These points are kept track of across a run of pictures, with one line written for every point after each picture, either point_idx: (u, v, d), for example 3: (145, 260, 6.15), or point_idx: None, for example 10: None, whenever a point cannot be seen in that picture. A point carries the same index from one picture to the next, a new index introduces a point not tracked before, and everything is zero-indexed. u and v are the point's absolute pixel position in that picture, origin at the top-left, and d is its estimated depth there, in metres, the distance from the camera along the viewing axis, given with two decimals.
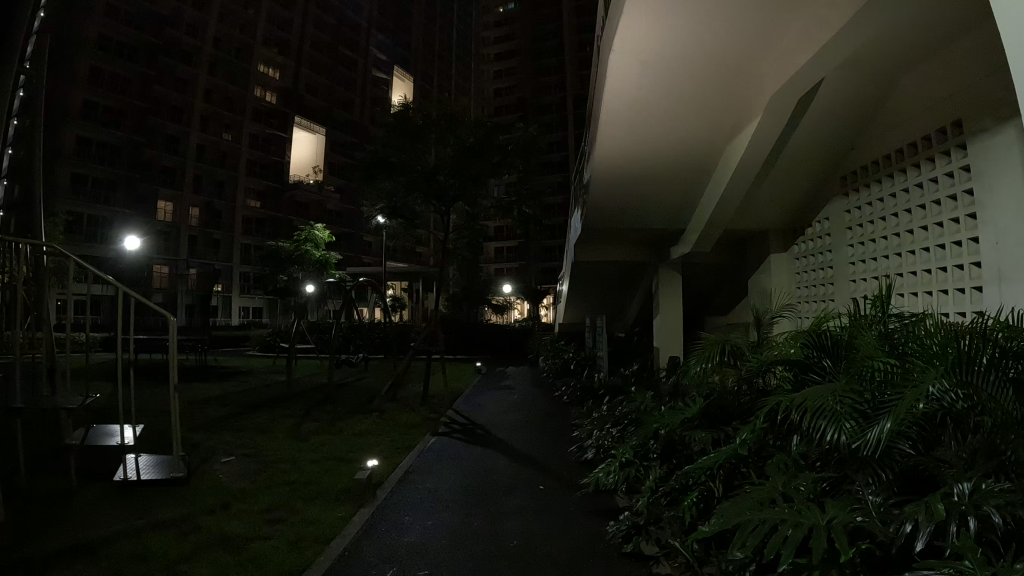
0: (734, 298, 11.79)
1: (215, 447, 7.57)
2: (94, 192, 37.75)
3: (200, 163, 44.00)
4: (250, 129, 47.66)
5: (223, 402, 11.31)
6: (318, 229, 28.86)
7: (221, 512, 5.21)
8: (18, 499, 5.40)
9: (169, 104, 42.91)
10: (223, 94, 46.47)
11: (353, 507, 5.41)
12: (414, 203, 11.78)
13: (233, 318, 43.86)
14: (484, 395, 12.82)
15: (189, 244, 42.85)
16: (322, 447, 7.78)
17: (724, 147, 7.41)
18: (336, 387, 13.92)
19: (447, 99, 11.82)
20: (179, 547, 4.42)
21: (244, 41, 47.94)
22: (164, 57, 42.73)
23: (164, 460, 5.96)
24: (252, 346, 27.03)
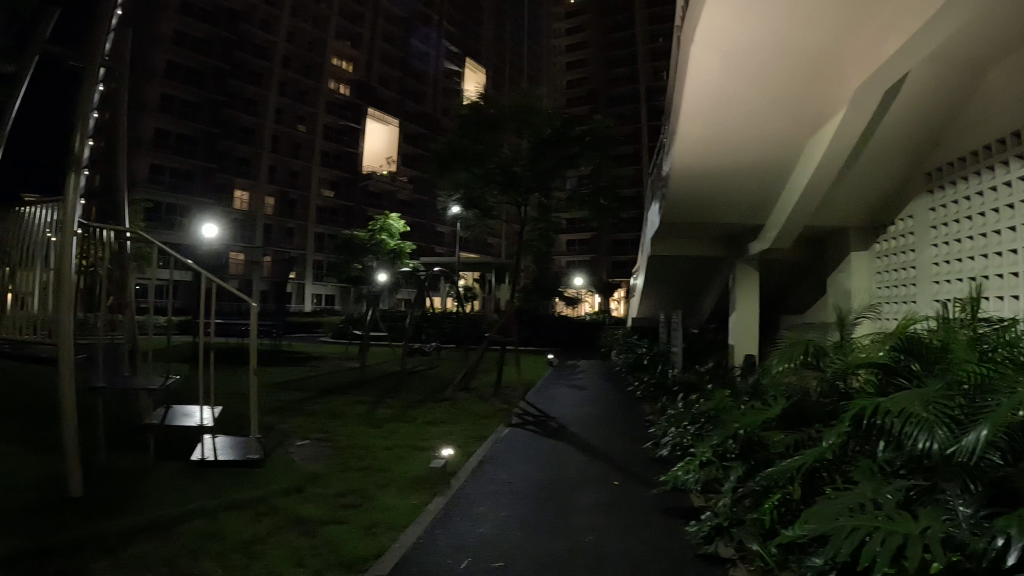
0: (812, 296, 11.41)
1: (288, 431, 7.69)
2: (172, 182, 39.22)
3: (274, 155, 45.12)
4: (324, 120, 48.55)
5: (298, 386, 11.62)
6: (394, 219, 29.17)
7: (297, 495, 5.31)
8: (101, 474, 5.63)
9: (243, 97, 44.22)
10: (297, 87, 47.58)
11: (428, 494, 5.47)
12: (489, 195, 11.89)
13: (306, 306, 44.82)
14: (554, 388, 12.81)
15: (264, 233, 43.99)
16: (394, 434, 7.83)
17: (804, 145, 7.22)
18: (408, 374, 14.13)
19: (522, 89, 11.86)
20: (253, 528, 4.53)
21: (316, 35, 48.99)
22: (239, 51, 44.06)
23: (240, 442, 6.12)
24: (324, 332, 27.69)
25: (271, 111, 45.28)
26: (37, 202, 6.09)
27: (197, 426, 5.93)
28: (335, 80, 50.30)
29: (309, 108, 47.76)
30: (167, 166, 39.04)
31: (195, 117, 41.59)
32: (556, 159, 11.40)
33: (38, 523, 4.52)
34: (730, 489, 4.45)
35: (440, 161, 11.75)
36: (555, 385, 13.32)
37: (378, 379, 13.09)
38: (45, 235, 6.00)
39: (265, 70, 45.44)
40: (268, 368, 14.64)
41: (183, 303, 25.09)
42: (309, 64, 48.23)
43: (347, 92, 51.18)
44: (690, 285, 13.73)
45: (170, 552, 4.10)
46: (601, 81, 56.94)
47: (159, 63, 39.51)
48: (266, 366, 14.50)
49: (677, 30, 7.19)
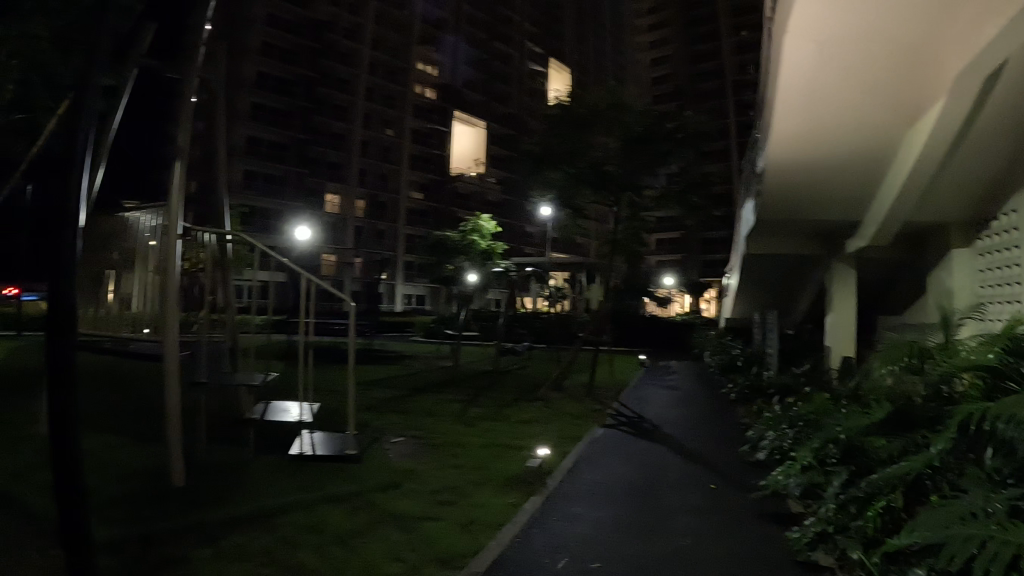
0: (911, 294, 11.00)
1: (381, 428, 8.22)
2: (264, 187, 41.06)
3: (364, 158, 46.25)
4: (413, 124, 49.21)
5: (393, 385, 12.13)
6: (484, 218, 26.38)
7: (395, 491, 5.68)
8: (204, 465, 6.07)
9: (331, 103, 45.75)
10: (383, 92, 48.81)
11: (522, 495, 5.78)
12: (581, 194, 12.08)
13: (396, 305, 45.79)
14: (646, 389, 12.82)
15: (357, 235, 44.70)
16: (487, 434, 8.30)
17: (903, 142, 6.98)
18: (501, 375, 14.48)
19: (611, 90, 12.00)
20: (351, 521, 4.89)
21: (400, 41, 50.14)
22: (325, 59, 45.63)
23: (335, 436, 6.59)
24: (417, 332, 28.44)
25: (360, 118, 46.47)
26: (147, 218, 7.46)
27: (296, 421, 6.42)
28: (421, 84, 50.85)
29: (398, 112, 48.74)
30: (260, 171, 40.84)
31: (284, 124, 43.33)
32: (648, 156, 11.55)
33: (149, 510, 5.00)
34: (835, 494, 4.30)
35: (533, 161, 12.15)
36: (647, 386, 13.33)
37: (470, 379, 13.55)
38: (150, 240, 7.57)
39: (352, 76, 46.80)
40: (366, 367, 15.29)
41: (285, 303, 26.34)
42: (393, 70, 49.42)
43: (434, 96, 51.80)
44: (784, 287, 13.49)
45: (267, 544, 4.47)
46: (687, 77, 55.97)
47: (250, 73, 41.43)
48: (367, 364, 15.16)
49: (767, 30, 7.15)
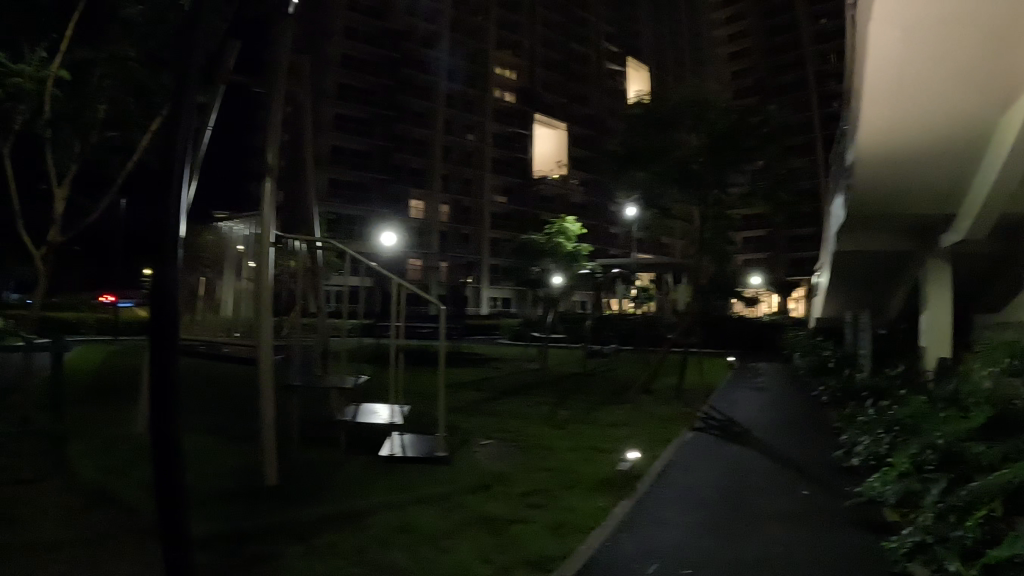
0: (1011, 291, 10.55)
1: (470, 432, 8.62)
2: (350, 195, 42.38)
3: (446, 164, 47.15)
4: (493, 128, 49.77)
5: (483, 389, 12.45)
6: (570, 221, 27.26)
7: (484, 493, 5.97)
8: (305, 466, 6.48)
9: (412, 110, 46.92)
10: (462, 97, 49.57)
11: (612, 500, 5.96)
12: (665, 195, 12.17)
13: (481, 308, 46.41)
14: (735, 392, 12.71)
15: (440, 239, 45.52)
16: (575, 438, 8.61)
17: (996, 135, 6.73)
18: (588, 377, 14.71)
19: (693, 87, 12.04)
20: (439, 522, 5.15)
21: (477, 46, 50.87)
22: (404, 68, 46.81)
23: (422, 439, 6.99)
24: (503, 335, 28.85)
25: (441, 123, 47.32)
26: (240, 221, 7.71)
27: (387, 423, 6.76)
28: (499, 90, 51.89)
29: (477, 117, 49.36)
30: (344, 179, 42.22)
31: (367, 133, 44.64)
32: (733, 154, 11.53)
33: (250, 508, 5.35)
34: (934, 503, 4.24)
35: (618, 163, 12.23)
36: (736, 388, 13.22)
37: (556, 382, 13.75)
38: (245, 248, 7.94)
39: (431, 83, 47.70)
40: (456, 369, 15.74)
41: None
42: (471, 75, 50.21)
43: (513, 100, 52.15)
44: (876, 288, 13.15)
45: (364, 540, 4.78)
46: None
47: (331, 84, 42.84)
48: (458, 367, 15.56)
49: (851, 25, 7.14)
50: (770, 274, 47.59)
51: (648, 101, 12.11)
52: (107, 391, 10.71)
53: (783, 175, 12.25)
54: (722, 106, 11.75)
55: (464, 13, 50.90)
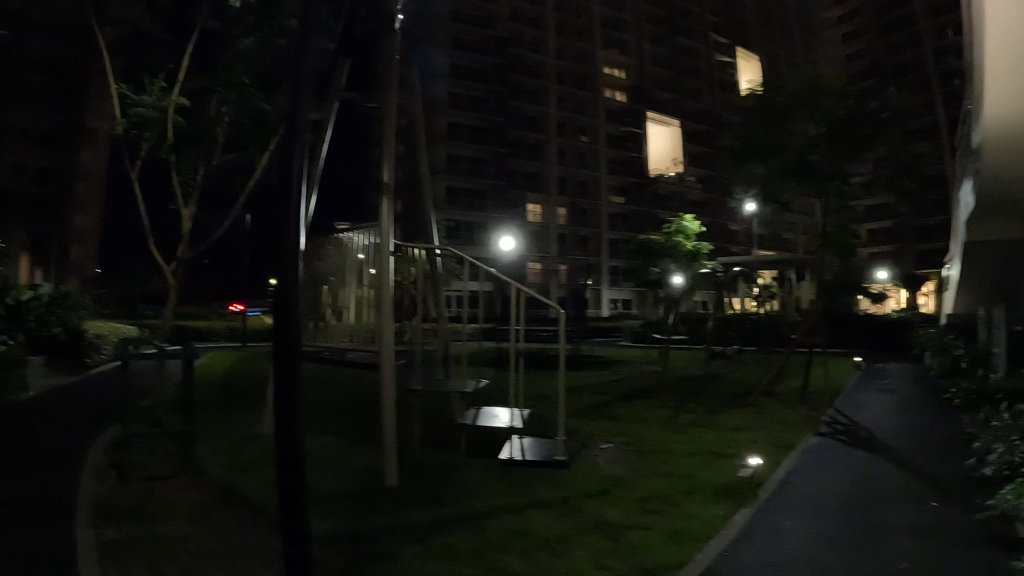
0: None
1: (591, 436, 8.52)
2: (469, 202, 43.17)
3: (561, 166, 47.21)
4: (606, 128, 49.41)
5: (600, 392, 12.30)
6: (688, 219, 26.27)
7: (600, 498, 5.90)
8: (425, 467, 6.61)
9: (525, 116, 47.26)
10: (573, 99, 49.44)
11: (732, 507, 5.74)
12: (783, 188, 11.59)
13: (602, 310, 46.18)
14: (865, 393, 12.02)
15: (559, 243, 45.69)
16: (693, 441, 8.39)
17: None
18: (707, 378, 14.33)
19: (804, 72, 11.42)
20: (554, 528, 5.14)
21: (585, 47, 50.62)
22: (514, 74, 47.23)
23: (541, 444, 6.88)
24: (623, 337, 28.50)
25: (553, 127, 47.65)
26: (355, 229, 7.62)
27: (506, 427, 6.75)
28: (609, 89, 51.29)
29: (590, 118, 49.21)
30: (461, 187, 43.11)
31: (482, 141, 45.34)
32: (854, 142, 10.82)
33: (361, 509, 5.47)
34: None
35: (730, 158, 11.84)
36: (866, 389, 12.50)
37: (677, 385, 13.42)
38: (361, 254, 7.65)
39: (541, 88, 48.04)
40: (576, 372, 15.63)
41: (491, 312, 27.65)
42: (581, 76, 50.00)
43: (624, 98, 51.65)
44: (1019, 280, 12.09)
45: (474, 543, 4.83)
46: None
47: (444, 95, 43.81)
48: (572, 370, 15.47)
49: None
50: (904, 266, 44.81)
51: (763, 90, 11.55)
52: (244, 395, 11.41)
53: (908, 161, 11.48)
54: (838, 91, 11.07)
55: (570, 14, 50.77)
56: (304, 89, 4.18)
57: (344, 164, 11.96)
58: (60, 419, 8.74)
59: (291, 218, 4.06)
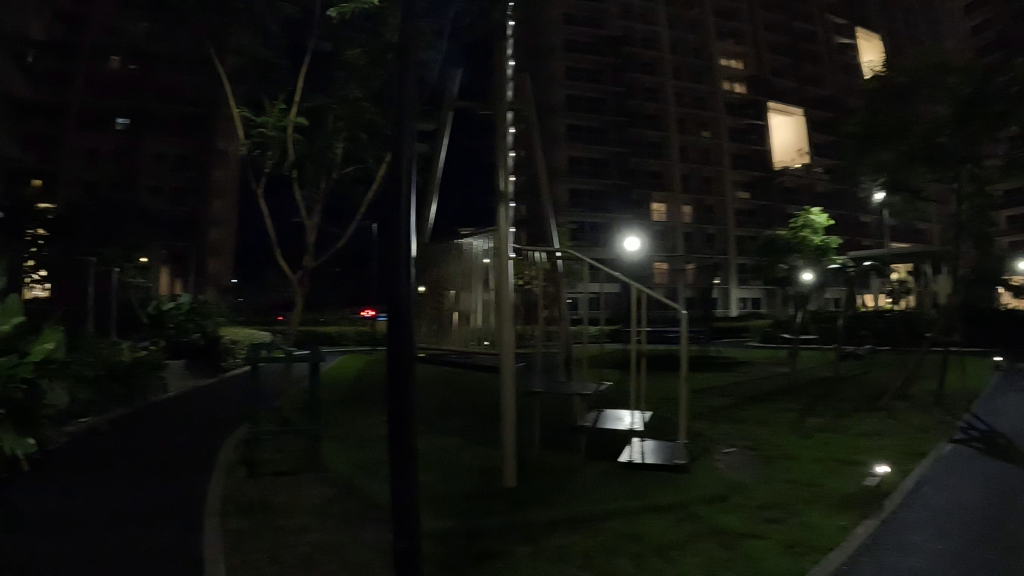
0: None
1: (714, 439, 8.17)
2: (592, 204, 42.81)
3: (684, 163, 46.18)
4: (727, 122, 47.98)
5: (726, 394, 11.81)
6: (815, 213, 25.31)
7: (718, 504, 5.69)
8: (543, 468, 6.60)
9: (644, 114, 46.55)
10: (691, 94, 48.30)
11: (855, 517, 5.45)
12: (912, 177, 10.94)
13: (733, 310, 44.81)
14: (1010, 394, 11.16)
15: (685, 242, 44.81)
16: (819, 446, 7.98)
17: None
18: (837, 379, 13.70)
19: (926, 52, 10.74)
20: (670, 533, 5.04)
21: (699, 39, 49.39)
22: (629, 72, 46.66)
23: (665, 446, 6.76)
24: (750, 337, 27.47)
25: (674, 123, 46.68)
26: (477, 234, 7.28)
27: (627, 429, 6.63)
28: (727, 80, 49.75)
29: (710, 113, 47.91)
30: (584, 190, 42.86)
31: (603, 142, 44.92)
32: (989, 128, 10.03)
33: (476, 508, 5.53)
34: None
35: (853, 148, 11.19)
36: (1012, 390, 11.64)
37: (806, 387, 12.69)
38: (485, 258, 7.22)
39: (658, 85, 47.19)
40: (699, 372, 15.27)
41: (611, 313, 27.38)
42: (698, 70, 48.80)
43: (743, 91, 50.04)
44: None
45: (586, 545, 4.80)
46: None
47: (560, 97, 43.68)
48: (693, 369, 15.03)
49: None
50: None
51: (884, 75, 10.85)
52: (375, 393, 11.87)
53: None
54: (965, 68, 10.34)
55: (682, 7, 49.63)
56: (407, 106, 4.33)
57: (456, 171, 12.27)
58: (196, 420, 9.16)
59: (401, 224, 4.18)
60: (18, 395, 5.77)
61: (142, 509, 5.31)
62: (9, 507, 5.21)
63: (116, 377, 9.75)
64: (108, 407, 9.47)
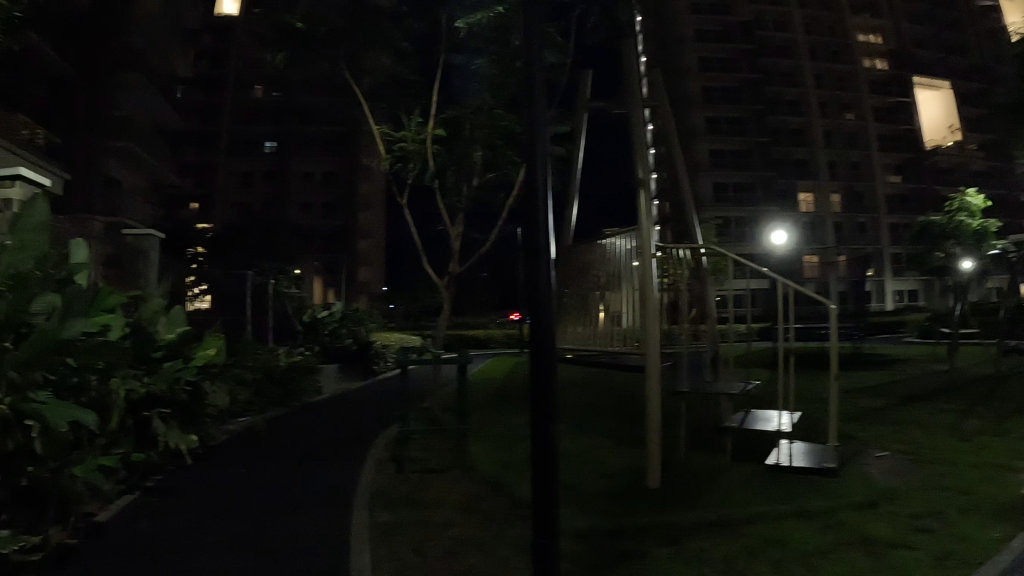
0: None
1: (861, 441, 7.19)
2: (736, 195, 41.91)
3: (830, 149, 43.96)
4: (871, 102, 45.26)
5: (876, 393, 10.45)
6: (972, 195, 22.66)
7: (869, 511, 5.02)
8: (682, 469, 6.05)
9: (783, 100, 44.80)
10: (831, 75, 45.93)
11: (1014, 529, 4.80)
12: None
13: (890, 304, 41.84)
14: None
15: (837, 232, 42.53)
16: (983, 452, 6.92)
17: None
18: (1007, 377, 12.28)
19: None
20: (814, 539, 4.57)
21: (834, 17, 47.00)
22: (764, 58, 45.20)
23: (817, 448, 5.79)
24: (910, 331, 25.39)
25: (816, 108, 44.59)
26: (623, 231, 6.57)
27: (775, 430, 5.79)
28: (867, 58, 46.97)
29: (853, 93, 45.34)
30: (731, 181, 42.05)
31: (744, 132, 43.75)
32: None
33: (621, 505, 5.27)
34: None
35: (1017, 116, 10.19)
36: None
37: (977, 384, 11.45)
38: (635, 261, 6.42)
39: (795, 68, 45.33)
40: (860, 365, 14.26)
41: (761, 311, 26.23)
42: (836, 50, 46.43)
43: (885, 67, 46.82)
44: None
45: (727, 551, 4.48)
46: None
47: (695, 90, 43.24)
48: (847, 365, 14.04)
49: None
50: None
51: None
52: (515, 390, 11.79)
53: None
54: None
55: None
56: (539, 89, 3.97)
57: (592, 163, 11.99)
58: (351, 419, 9.67)
59: (539, 200, 3.82)
60: (184, 395, 6.34)
61: (292, 503, 5.57)
62: (174, 497, 5.75)
63: (270, 379, 10.47)
64: (268, 408, 10.17)
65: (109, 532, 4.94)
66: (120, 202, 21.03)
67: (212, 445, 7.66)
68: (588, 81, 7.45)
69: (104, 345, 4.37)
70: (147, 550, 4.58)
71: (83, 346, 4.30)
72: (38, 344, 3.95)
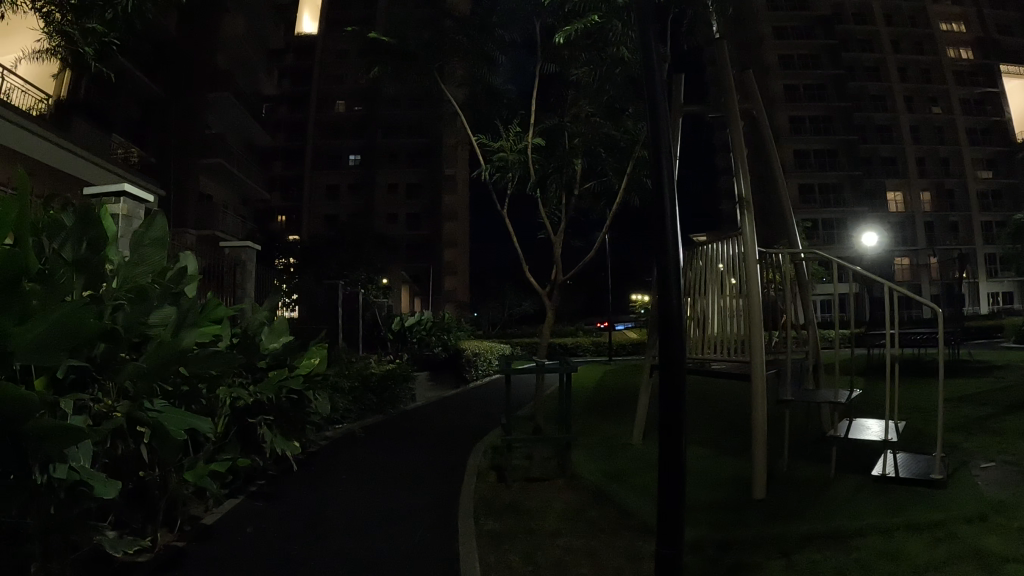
0: None
1: (970, 451, 6.82)
2: (824, 199, 41.38)
3: (919, 146, 42.42)
4: (959, 93, 43.38)
5: (985, 400, 9.94)
6: None
7: (981, 522, 4.71)
8: (785, 478, 5.91)
9: (868, 94, 43.41)
10: (917, 67, 44.17)
11: None
12: None
13: (983, 307, 40.16)
14: None
15: (926, 232, 41.40)
16: None
17: None
18: None
19: None
20: (926, 554, 4.36)
21: (916, 6, 45.10)
22: (846, 52, 43.85)
23: (922, 459, 5.50)
24: (1010, 335, 24.02)
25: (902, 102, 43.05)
26: (720, 237, 6.51)
27: (878, 438, 5.55)
28: (953, 48, 45.01)
29: (940, 86, 43.46)
30: (816, 183, 41.79)
31: (828, 131, 42.88)
32: None
33: (730, 516, 5.21)
34: None
35: None
36: None
37: None
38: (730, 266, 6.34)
39: (879, 62, 43.89)
40: (967, 368, 13.70)
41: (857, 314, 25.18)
42: (921, 40, 44.65)
43: (972, 57, 44.75)
44: None
45: (839, 566, 4.37)
46: None
47: (777, 90, 42.79)
48: (954, 371, 13.50)
49: None
50: None
51: None
52: (607, 396, 11.86)
53: None
54: None
55: None
56: (660, 103, 4.06)
57: None
58: (453, 426, 9.87)
59: (667, 216, 3.91)
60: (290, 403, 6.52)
61: (390, 511, 5.65)
62: (277, 502, 5.90)
63: (371, 387, 10.86)
64: (366, 414, 10.41)
65: (215, 535, 5.11)
66: (214, 215, 21.81)
67: (312, 451, 7.87)
68: (681, 85, 7.34)
69: (213, 355, 4.49)
70: (255, 554, 4.74)
71: (194, 356, 4.43)
72: (158, 354, 4.04)
